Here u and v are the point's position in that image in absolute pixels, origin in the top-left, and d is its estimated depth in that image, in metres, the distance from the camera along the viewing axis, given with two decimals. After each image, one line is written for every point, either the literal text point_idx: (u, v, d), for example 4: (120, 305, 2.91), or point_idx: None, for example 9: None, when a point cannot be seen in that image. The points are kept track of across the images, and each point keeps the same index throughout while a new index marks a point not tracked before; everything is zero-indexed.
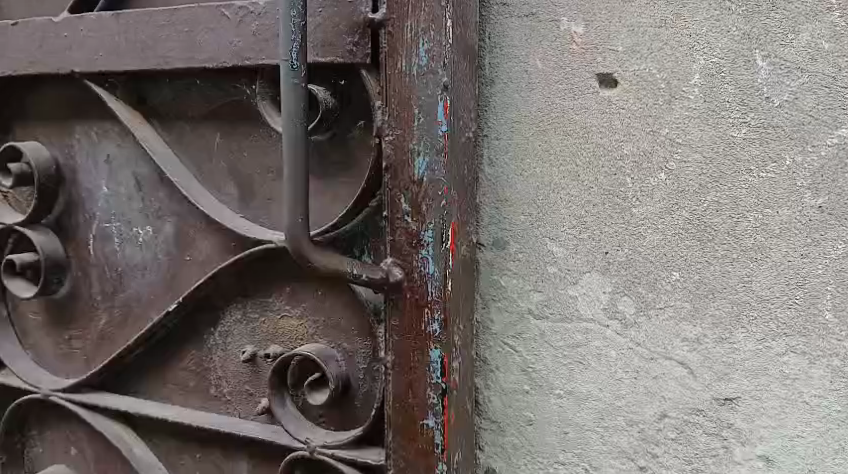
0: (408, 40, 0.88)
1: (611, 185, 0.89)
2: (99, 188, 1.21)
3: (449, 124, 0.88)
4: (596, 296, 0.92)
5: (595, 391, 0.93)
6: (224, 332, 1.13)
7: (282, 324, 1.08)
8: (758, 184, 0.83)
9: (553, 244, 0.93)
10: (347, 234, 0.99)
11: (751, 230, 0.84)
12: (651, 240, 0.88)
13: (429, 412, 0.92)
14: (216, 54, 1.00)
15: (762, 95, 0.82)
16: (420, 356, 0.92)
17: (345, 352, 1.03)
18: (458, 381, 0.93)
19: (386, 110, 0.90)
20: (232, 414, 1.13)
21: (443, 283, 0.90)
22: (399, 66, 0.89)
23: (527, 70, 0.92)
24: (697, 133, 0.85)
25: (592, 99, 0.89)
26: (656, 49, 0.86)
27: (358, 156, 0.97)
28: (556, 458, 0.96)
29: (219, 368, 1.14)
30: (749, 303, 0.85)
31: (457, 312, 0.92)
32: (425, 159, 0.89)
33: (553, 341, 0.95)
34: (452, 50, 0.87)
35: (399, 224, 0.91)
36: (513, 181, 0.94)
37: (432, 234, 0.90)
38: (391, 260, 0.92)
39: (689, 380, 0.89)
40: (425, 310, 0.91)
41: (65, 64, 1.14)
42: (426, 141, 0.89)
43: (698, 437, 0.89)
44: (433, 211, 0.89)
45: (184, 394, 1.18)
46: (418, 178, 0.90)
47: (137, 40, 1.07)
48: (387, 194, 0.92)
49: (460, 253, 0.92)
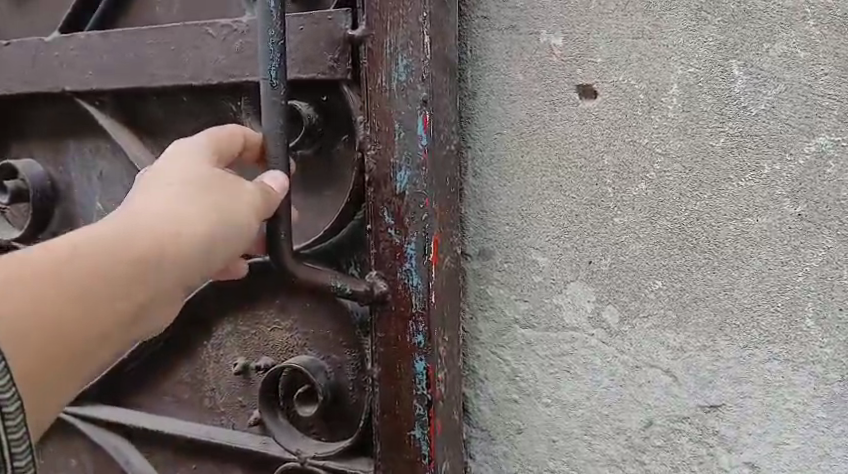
0: (387, 57, 0.90)
1: (592, 196, 0.90)
2: (94, 204, 1.23)
3: (430, 138, 0.89)
4: (580, 304, 0.93)
5: (583, 400, 0.94)
6: (217, 344, 1.15)
7: (273, 336, 1.09)
8: (738, 192, 0.84)
9: (537, 253, 0.94)
10: (333, 247, 1.00)
11: (731, 238, 0.84)
12: (633, 249, 0.89)
13: (416, 423, 0.93)
14: (201, 71, 1.02)
15: (738, 104, 0.83)
16: (406, 367, 0.93)
17: (333, 363, 1.04)
18: (444, 391, 0.94)
19: (368, 125, 0.92)
20: (227, 426, 1.13)
21: (426, 295, 0.91)
22: (378, 80, 0.91)
23: (508, 83, 0.93)
24: (676, 143, 0.86)
25: (574, 111, 0.90)
26: (634, 60, 0.87)
27: (342, 170, 1.00)
28: (545, 466, 0.98)
29: (213, 380, 1.15)
30: (732, 311, 0.86)
31: (442, 324, 0.93)
32: (406, 172, 0.90)
33: (540, 350, 0.96)
34: (429, 64, 0.88)
35: (384, 237, 0.92)
36: (497, 192, 0.95)
37: (415, 247, 0.91)
38: (375, 273, 0.94)
39: (675, 387, 0.89)
40: (410, 322, 0.92)
41: (56, 84, 1.16)
42: (407, 154, 0.90)
43: (684, 444, 0.90)
44: (415, 223, 0.90)
45: (179, 404, 1.19)
46: (399, 191, 0.91)
47: (124, 58, 1.08)
48: (370, 207, 0.93)
49: (444, 265, 0.93)
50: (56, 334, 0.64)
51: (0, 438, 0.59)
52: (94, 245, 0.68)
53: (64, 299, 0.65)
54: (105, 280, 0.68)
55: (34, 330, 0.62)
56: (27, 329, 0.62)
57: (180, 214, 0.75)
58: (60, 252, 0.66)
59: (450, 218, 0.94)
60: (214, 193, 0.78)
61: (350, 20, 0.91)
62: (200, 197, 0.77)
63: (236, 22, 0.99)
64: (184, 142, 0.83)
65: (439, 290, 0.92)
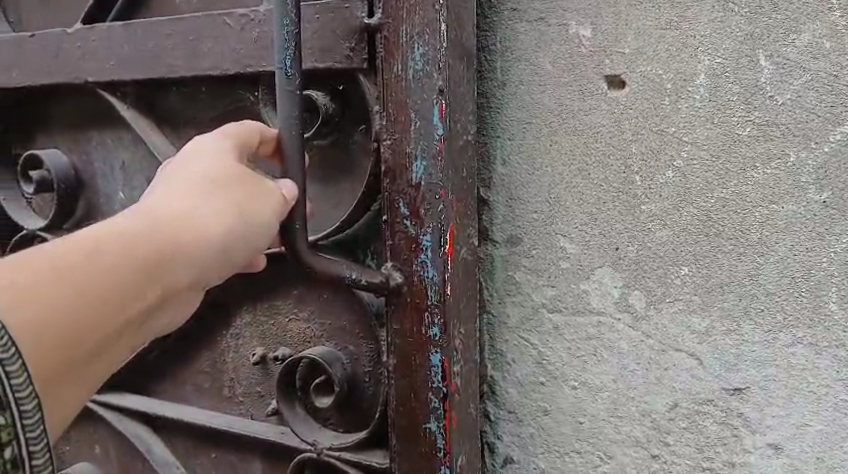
0: (403, 44, 0.93)
1: (620, 183, 0.92)
2: (115, 192, 1.27)
3: (445, 127, 0.92)
4: (607, 289, 0.95)
5: (609, 383, 0.97)
6: (236, 334, 1.20)
7: (291, 326, 1.14)
8: (762, 180, 0.85)
9: (565, 240, 0.97)
10: (351, 238, 1.06)
11: (757, 225, 0.86)
12: (660, 235, 0.91)
13: (431, 416, 0.96)
14: (218, 61, 1.04)
15: (764, 94, 0.84)
16: (423, 359, 0.96)
17: (351, 355, 1.07)
18: (460, 386, 0.96)
19: (384, 115, 0.96)
20: (245, 416, 1.18)
21: (441, 287, 0.94)
22: (395, 70, 0.94)
23: (537, 72, 0.96)
24: (702, 131, 0.87)
25: (602, 100, 0.92)
26: (662, 51, 0.88)
27: (358, 160, 1.04)
28: (572, 447, 1.01)
29: (232, 371, 1.20)
30: (756, 295, 0.87)
31: (458, 315, 0.95)
32: (422, 162, 0.93)
33: (567, 334, 0.99)
34: (446, 53, 0.90)
35: (399, 228, 0.96)
36: (527, 181, 0.98)
37: (430, 239, 0.94)
38: (391, 265, 0.97)
39: (699, 370, 0.92)
40: (424, 313, 0.95)
41: (78, 74, 1.19)
42: (422, 145, 0.93)
43: (709, 426, 0.92)
44: (431, 214, 0.93)
45: (199, 393, 1.24)
46: (415, 182, 0.94)
47: (145, 49, 1.11)
48: (386, 199, 0.97)
49: (460, 257, 0.95)
50: (86, 327, 0.65)
51: (18, 439, 0.57)
52: (119, 240, 0.71)
53: (90, 292, 0.66)
54: (127, 275, 0.70)
55: (64, 322, 0.63)
56: (57, 321, 0.62)
57: (197, 216, 0.79)
58: (86, 246, 0.68)
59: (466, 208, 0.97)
60: (229, 195, 0.82)
61: (365, 8, 0.95)
62: (216, 200, 0.81)
63: (253, 11, 1.00)
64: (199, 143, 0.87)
65: (454, 283, 0.94)
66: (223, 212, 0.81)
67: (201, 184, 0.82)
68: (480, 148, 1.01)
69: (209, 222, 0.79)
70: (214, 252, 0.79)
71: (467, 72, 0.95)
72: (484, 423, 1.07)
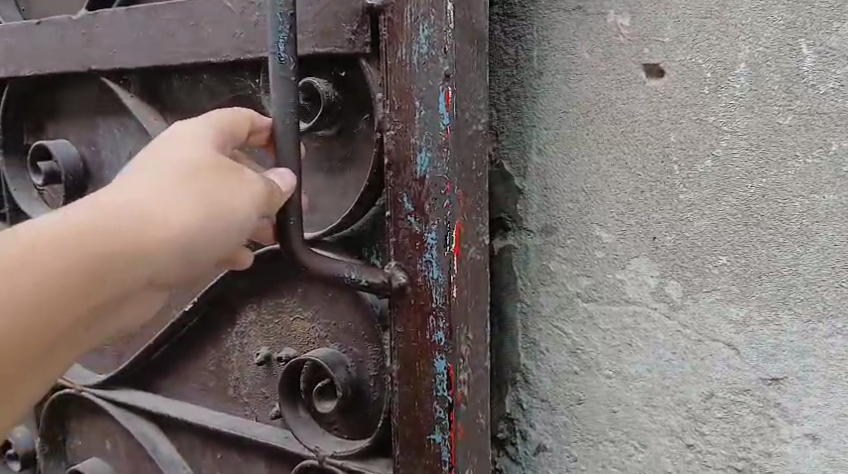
0: (408, 28, 0.92)
1: (658, 173, 0.92)
2: None
3: (451, 115, 0.92)
4: (644, 279, 0.95)
5: (644, 372, 0.97)
6: (241, 333, 1.22)
7: (295, 326, 1.15)
8: (804, 170, 0.85)
9: (601, 229, 0.97)
10: (357, 235, 1.07)
11: (797, 214, 0.86)
12: (698, 225, 0.91)
13: (436, 426, 0.96)
14: (219, 49, 1.05)
15: (806, 83, 0.83)
16: (427, 365, 0.96)
17: (355, 358, 1.08)
18: (466, 396, 0.96)
19: (387, 104, 0.96)
20: (250, 417, 1.20)
21: (446, 289, 0.94)
22: (399, 54, 0.93)
23: (575, 61, 0.96)
24: (743, 120, 0.87)
25: (641, 89, 0.92)
26: (701, 40, 0.88)
27: (363, 151, 1.05)
28: (605, 436, 1.01)
29: (237, 371, 1.22)
30: (796, 285, 0.87)
31: (465, 321, 0.95)
32: (426, 155, 0.93)
33: (602, 323, 0.99)
34: (453, 36, 0.91)
35: (403, 224, 0.96)
36: (563, 170, 0.98)
37: (435, 238, 0.94)
38: (394, 264, 0.98)
39: (736, 360, 0.91)
40: (429, 317, 0.95)
41: (85, 62, 1.21)
42: (427, 135, 0.93)
43: (745, 416, 0.92)
44: (436, 210, 0.93)
45: (204, 392, 1.27)
46: (420, 176, 0.94)
47: (147, 34, 1.12)
48: (390, 194, 0.97)
49: (467, 256, 0.95)
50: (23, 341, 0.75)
51: None
52: (48, 247, 0.76)
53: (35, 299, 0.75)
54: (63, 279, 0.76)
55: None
56: None
57: (165, 216, 0.81)
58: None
59: (472, 206, 0.95)
60: (205, 190, 0.83)
61: None
62: (189, 195, 0.82)
63: None
64: (194, 125, 0.88)
65: (461, 286, 0.95)
66: (193, 210, 0.82)
67: (181, 176, 0.83)
68: (515, 137, 1.01)
69: (177, 221, 0.81)
70: (179, 252, 0.82)
71: (477, 54, 0.95)
72: (517, 411, 1.08)
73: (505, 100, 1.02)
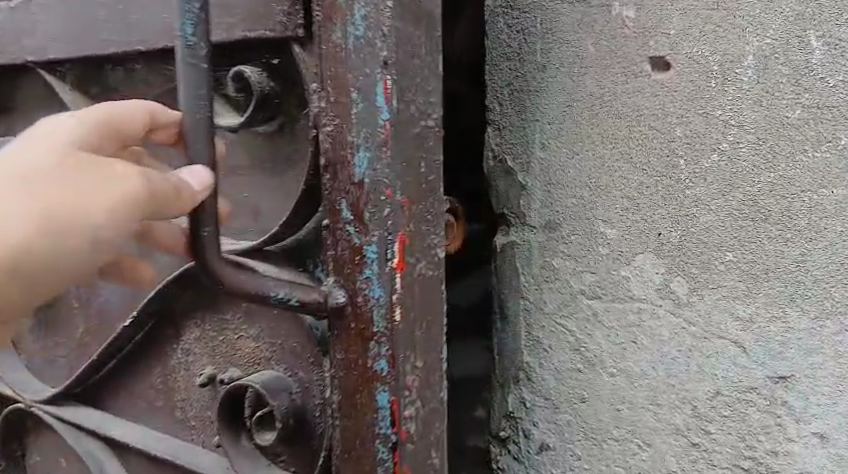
0: (342, 10, 0.84)
1: (663, 167, 0.90)
2: None
3: (391, 110, 0.85)
4: (649, 276, 0.94)
5: (648, 370, 0.96)
6: (186, 351, 1.15)
7: (239, 345, 1.07)
8: (813, 164, 0.83)
9: (605, 225, 0.95)
10: (297, 246, 0.95)
11: (805, 210, 0.84)
12: (704, 221, 0.89)
13: (379, 467, 0.87)
14: (151, 38, 1.04)
15: (815, 75, 0.82)
16: (368, 397, 0.87)
17: (301, 383, 0.99)
18: (412, 433, 0.89)
19: (324, 96, 0.87)
20: (196, 442, 1.14)
21: (388, 311, 0.86)
22: (334, 36, 0.85)
23: (579, 54, 0.94)
24: (750, 114, 0.85)
25: (646, 82, 0.90)
26: (709, 32, 0.86)
27: (301, 145, 0.97)
28: (609, 434, 1.00)
29: (183, 391, 1.16)
30: (804, 282, 0.85)
31: (412, 346, 0.88)
32: (365, 155, 0.85)
33: (606, 321, 0.98)
34: (392, 15, 0.84)
35: (342, 235, 0.87)
36: (566, 165, 0.97)
37: (375, 251, 0.85)
38: (334, 282, 0.88)
39: (743, 358, 0.90)
40: (369, 341, 0.87)
41: (27, 52, 1.21)
42: (365, 135, 0.85)
43: (752, 414, 0.91)
44: (375, 221, 0.85)
45: (152, 410, 1.21)
46: (358, 179, 0.85)
47: (79, 22, 1.12)
48: (328, 200, 0.88)
49: (411, 272, 0.88)
50: None
51: None
52: None
53: None
54: None
55: None
56: None
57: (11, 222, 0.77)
58: None
59: (419, 217, 0.88)
60: (60, 195, 0.77)
61: None
62: (38, 201, 0.76)
63: None
64: (68, 119, 0.80)
65: (405, 307, 0.87)
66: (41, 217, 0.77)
67: (32, 179, 0.77)
68: (518, 132, 1.00)
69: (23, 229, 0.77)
70: (35, 258, 0.78)
71: (426, 38, 0.88)
72: (519, 409, 1.07)
73: (508, 94, 1.00)
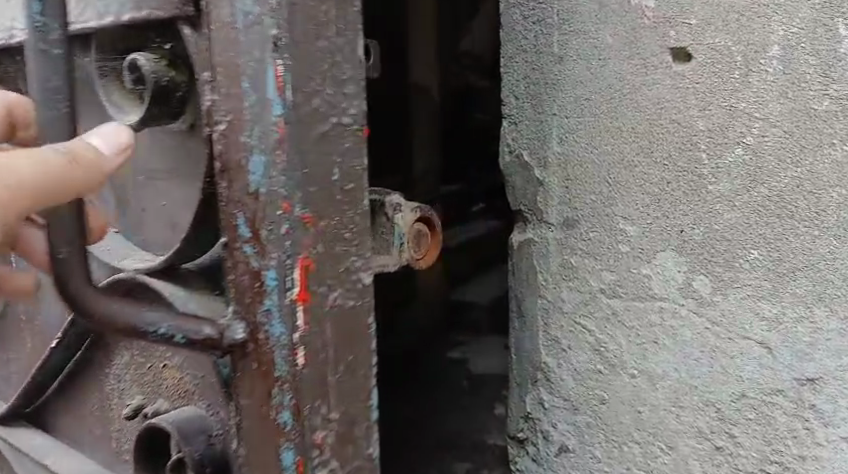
0: None
1: (685, 162, 0.87)
2: None
3: (284, 102, 0.71)
4: (670, 275, 0.91)
5: (670, 372, 0.93)
6: (118, 378, 1.09)
7: (166, 373, 0.99)
8: (842, 158, 0.80)
9: (625, 222, 0.92)
10: (209, 269, 0.83)
11: (834, 206, 0.81)
12: (727, 218, 0.86)
13: None
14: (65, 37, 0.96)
15: (844, 65, 0.78)
16: (270, 448, 0.76)
17: (223, 426, 0.88)
18: None
19: (216, 86, 0.74)
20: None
21: (289, 352, 0.74)
22: (222, 14, 0.72)
23: (597, 46, 0.91)
24: (775, 106, 0.82)
25: (666, 74, 0.87)
26: (732, 21, 0.83)
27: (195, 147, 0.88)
28: (630, 437, 0.97)
29: (118, 421, 1.11)
30: (833, 281, 0.82)
31: (315, 395, 0.76)
32: (260, 157, 0.72)
33: (626, 320, 0.95)
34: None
35: (239, 256, 0.75)
36: (584, 160, 0.94)
37: (274, 277, 0.73)
38: (236, 312, 0.76)
39: (769, 360, 0.87)
40: (270, 382, 0.75)
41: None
42: (256, 134, 0.72)
43: (778, 417, 0.88)
44: (272, 241, 0.73)
45: (93, 439, 1.17)
46: (254, 190, 0.73)
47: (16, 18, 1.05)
48: (223, 215, 0.76)
49: (316, 303, 0.75)
50: None
51: None
52: None
53: None
54: None
55: None
56: None
57: None
58: None
59: (332, 238, 0.76)
60: None
61: None
62: None
63: None
64: None
65: (308, 349, 0.75)
66: None
67: None
68: (535, 127, 0.98)
69: None
70: None
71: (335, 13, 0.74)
72: (537, 410, 1.05)
73: (525, 88, 0.98)
